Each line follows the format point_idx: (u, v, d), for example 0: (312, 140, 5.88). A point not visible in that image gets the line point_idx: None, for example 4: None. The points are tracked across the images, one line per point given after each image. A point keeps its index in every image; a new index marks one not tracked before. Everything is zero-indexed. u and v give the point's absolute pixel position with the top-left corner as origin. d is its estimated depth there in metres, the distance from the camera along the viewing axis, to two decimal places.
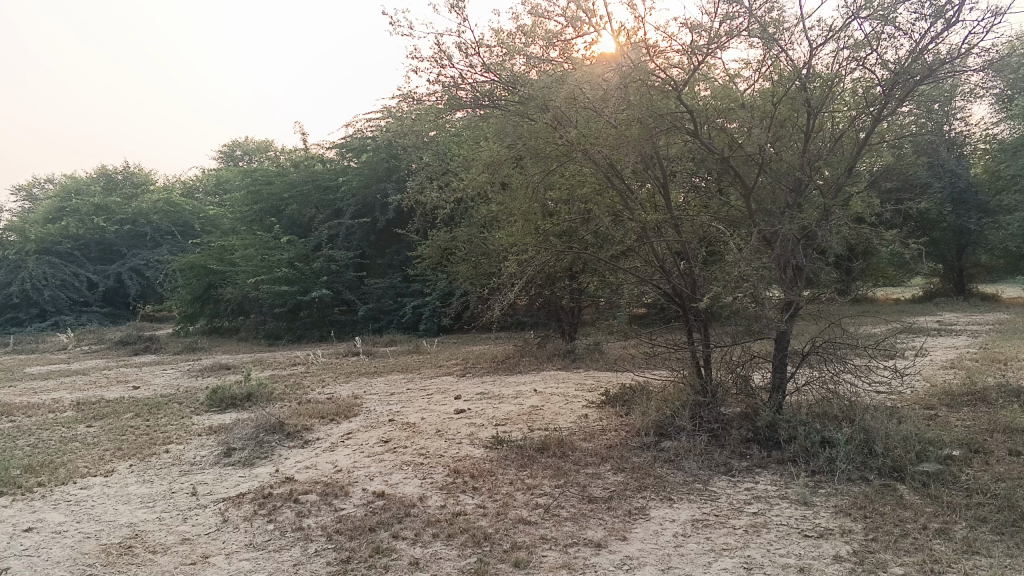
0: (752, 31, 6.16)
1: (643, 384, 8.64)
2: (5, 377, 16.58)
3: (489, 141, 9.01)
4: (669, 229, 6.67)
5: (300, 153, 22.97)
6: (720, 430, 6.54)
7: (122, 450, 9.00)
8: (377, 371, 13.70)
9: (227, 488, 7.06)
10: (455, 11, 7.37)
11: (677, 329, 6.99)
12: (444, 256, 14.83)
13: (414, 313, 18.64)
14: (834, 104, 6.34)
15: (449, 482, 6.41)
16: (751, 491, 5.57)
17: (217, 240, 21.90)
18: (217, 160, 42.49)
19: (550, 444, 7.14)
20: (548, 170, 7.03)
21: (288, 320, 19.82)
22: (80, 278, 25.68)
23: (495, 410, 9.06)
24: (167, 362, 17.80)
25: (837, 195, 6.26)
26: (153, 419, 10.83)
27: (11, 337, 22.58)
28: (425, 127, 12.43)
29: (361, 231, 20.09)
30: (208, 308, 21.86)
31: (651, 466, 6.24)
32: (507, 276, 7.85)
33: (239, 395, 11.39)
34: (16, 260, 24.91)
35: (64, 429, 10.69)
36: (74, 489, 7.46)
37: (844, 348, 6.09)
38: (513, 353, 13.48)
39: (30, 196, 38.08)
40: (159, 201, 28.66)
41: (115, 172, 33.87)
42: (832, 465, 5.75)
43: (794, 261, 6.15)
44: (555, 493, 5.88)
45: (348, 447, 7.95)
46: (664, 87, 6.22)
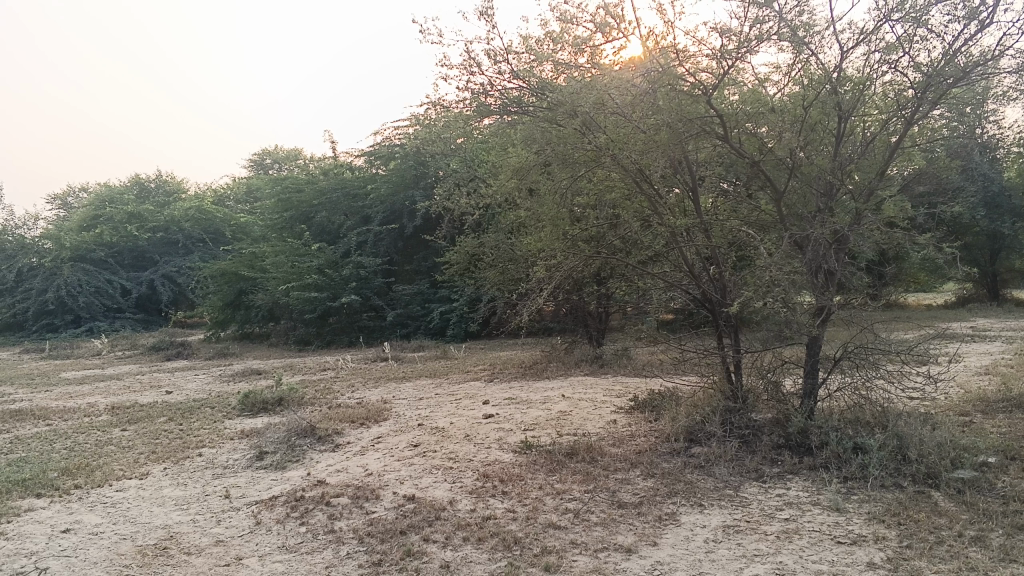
0: (783, 35, 6.16)
1: (672, 390, 8.61)
2: (42, 381, 16.89)
3: (517, 147, 9.04)
4: (698, 234, 6.66)
5: (329, 161, 23.20)
6: (751, 436, 6.50)
7: (156, 453, 9.14)
8: (406, 377, 13.77)
9: (259, 491, 7.14)
10: (484, 18, 7.42)
11: (707, 334, 6.97)
12: (471, 261, 14.88)
13: (442, 319, 18.73)
14: (865, 106, 6.30)
15: (479, 486, 6.44)
16: (782, 498, 5.53)
17: (247, 247, 22.18)
18: (247, 168, 43.04)
19: (579, 449, 7.14)
20: (577, 175, 7.03)
21: (317, 326, 20.01)
22: (114, 285, 26.11)
23: (524, 415, 9.07)
24: (199, 367, 18.03)
25: (869, 198, 6.20)
26: (186, 423, 10.98)
27: (47, 342, 23.01)
28: (454, 134, 12.52)
29: (389, 237, 20.24)
30: (239, 314, 22.12)
31: (681, 472, 6.21)
32: (536, 281, 7.86)
33: (270, 400, 11.52)
34: (52, 267, 25.37)
35: (100, 432, 10.88)
36: (110, 491, 7.59)
37: (876, 353, 6.03)
38: (540, 359, 13.48)
39: (66, 204, 38.78)
40: (190, 209, 29.08)
41: (148, 181, 34.41)
42: (864, 472, 5.69)
43: (825, 265, 6.11)
44: (584, 498, 5.88)
45: (378, 451, 8.01)
46: (693, 91, 6.21)
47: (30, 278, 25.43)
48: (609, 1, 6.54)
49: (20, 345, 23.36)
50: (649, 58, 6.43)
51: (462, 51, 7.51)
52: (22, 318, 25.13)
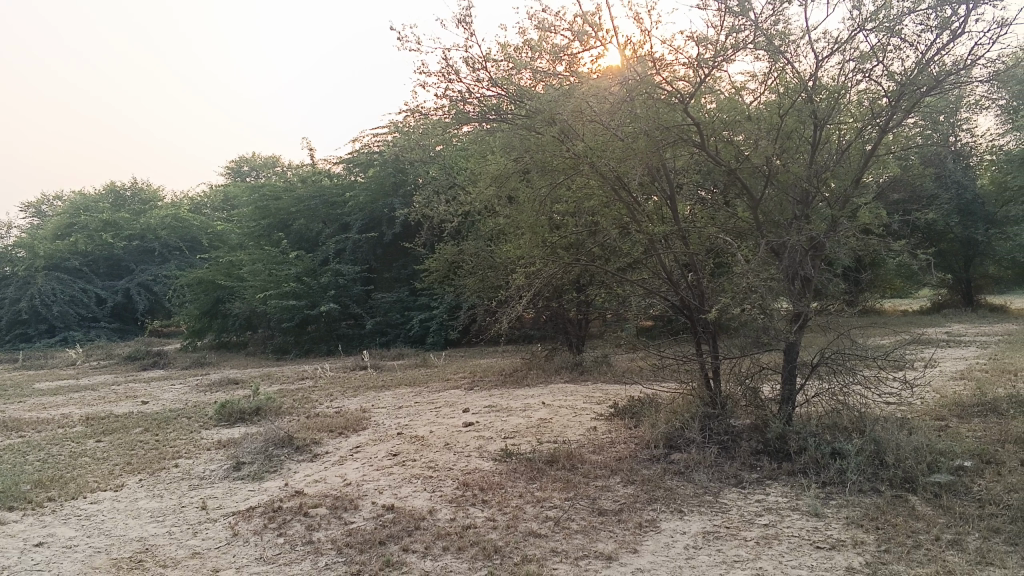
0: (759, 44, 6.21)
1: (652, 397, 8.63)
2: (14, 392, 16.63)
3: (496, 155, 9.03)
4: (677, 241, 6.69)
5: (307, 169, 23.10)
6: (730, 442, 6.52)
7: (131, 464, 9.02)
8: (385, 385, 13.71)
9: (236, 502, 7.06)
10: (462, 26, 7.42)
11: (686, 341, 6.99)
12: (450, 269, 14.85)
13: (421, 327, 18.69)
14: (840, 115, 6.36)
15: (459, 494, 6.41)
16: (761, 503, 5.55)
17: (225, 255, 22.00)
18: (225, 176, 42.76)
19: (559, 457, 7.13)
20: (555, 182, 7.04)
21: (296, 334, 19.89)
22: (88, 294, 25.80)
23: (504, 423, 9.06)
24: (176, 377, 17.84)
25: (844, 206, 6.26)
26: (162, 434, 10.85)
27: (20, 353, 22.67)
28: (433, 142, 12.50)
29: (368, 245, 20.16)
30: (216, 323, 21.93)
31: (661, 478, 6.22)
32: (515, 289, 7.85)
33: (248, 409, 11.41)
34: (25, 277, 25.03)
35: (74, 444, 10.73)
36: (84, 504, 7.48)
37: (853, 359, 6.07)
38: (521, 367, 13.48)
39: (39, 212, 38.29)
40: (166, 217, 28.81)
41: (123, 189, 34.07)
42: (842, 477, 5.73)
43: (802, 272, 6.15)
44: (564, 506, 5.87)
45: (357, 461, 7.95)
46: (671, 99, 6.24)
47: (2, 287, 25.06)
48: (587, 11, 6.56)
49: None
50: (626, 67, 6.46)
51: (440, 59, 7.51)
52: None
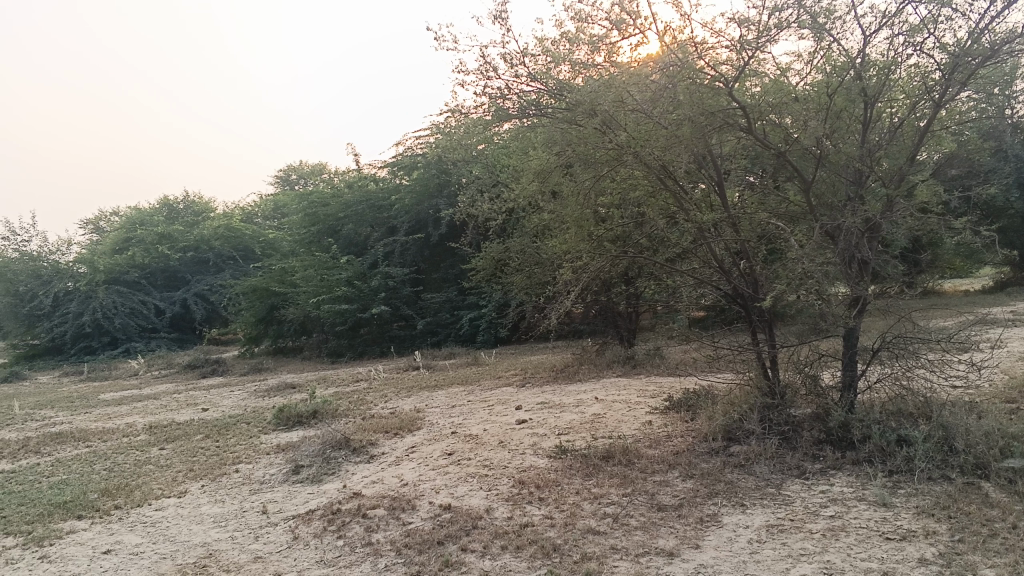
0: (803, 22, 6.04)
1: (707, 388, 8.48)
2: (81, 404, 17.12)
3: (538, 150, 8.96)
4: (727, 228, 6.55)
5: (353, 174, 23.33)
6: (791, 432, 6.35)
7: (194, 471, 9.20)
8: (438, 385, 13.75)
9: (296, 506, 7.13)
10: (499, 22, 7.39)
11: (741, 330, 6.84)
12: (497, 267, 14.83)
13: (471, 326, 18.73)
14: (891, 91, 6.14)
15: (515, 493, 6.37)
16: (826, 494, 5.39)
17: (276, 262, 22.35)
18: (274, 185, 43.47)
19: (615, 452, 7.04)
20: (600, 175, 6.94)
21: (349, 337, 20.12)
22: (148, 306, 26.45)
23: (557, 419, 9.00)
24: (234, 383, 18.16)
25: (900, 184, 6.05)
26: (222, 440, 11.03)
27: (85, 365, 23.34)
28: (475, 141, 12.49)
29: (415, 247, 20.28)
30: (272, 330, 22.30)
31: (721, 471, 6.09)
32: (563, 284, 7.78)
33: (304, 413, 11.55)
34: (87, 291, 25.75)
35: (138, 452, 10.99)
36: (149, 511, 7.64)
37: (916, 342, 5.86)
38: (572, 362, 13.40)
39: (98, 229, 39.45)
40: (219, 228, 29.40)
41: (176, 202, 34.87)
42: (910, 465, 5.53)
43: (859, 255, 5.96)
44: (623, 502, 5.79)
45: (412, 461, 7.97)
46: (714, 84, 6.11)
47: (66, 302, 25.83)
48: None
49: (59, 369, 23.73)
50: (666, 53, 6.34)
51: (478, 57, 7.48)
52: (60, 342, 25.54)
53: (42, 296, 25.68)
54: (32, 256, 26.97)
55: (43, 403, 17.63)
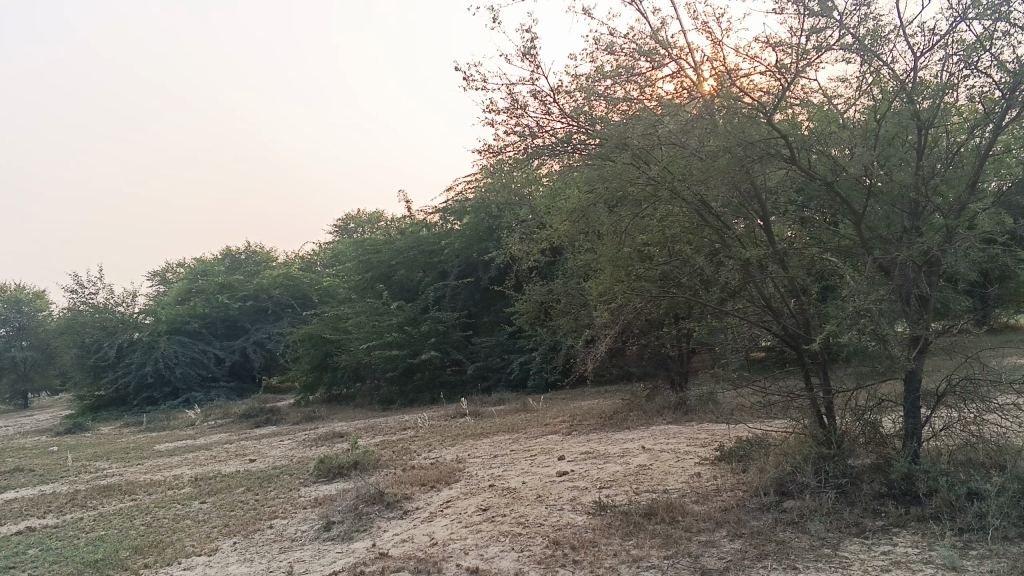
0: (847, 45, 5.67)
1: (760, 437, 7.92)
2: (135, 455, 17.22)
3: (575, 189, 8.65)
4: (773, 266, 6.11)
5: (405, 220, 23.37)
6: (849, 485, 5.77)
7: (229, 527, 8.97)
8: (484, 433, 13.39)
9: (323, 566, 6.82)
10: (526, 59, 7.13)
11: (793, 374, 6.34)
12: (543, 310, 14.48)
13: (522, 370, 18.35)
14: (946, 115, 5.69)
15: (548, 554, 5.96)
16: (888, 556, 4.85)
17: (330, 309, 22.42)
18: (333, 233, 44.03)
19: (658, 508, 6.57)
20: (636, 212, 6.59)
21: (401, 384, 19.94)
22: (207, 355, 26.78)
23: (600, 470, 8.56)
24: (285, 432, 18.11)
25: (960, 214, 5.55)
26: (263, 493, 10.86)
27: (145, 416, 23.63)
28: (518, 184, 12.27)
29: (466, 291, 20.10)
30: (325, 377, 22.25)
31: (772, 530, 5.58)
32: (601, 327, 7.38)
33: (346, 464, 11.29)
34: (149, 342, 26.22)
35: (179, 506, 10.86)
36: (178, 570, 7.43)
37: (985, 385, 5.29)
38: (622, 408, 12.93)
39: (165, 280, 40.47)
40: (278, 277, 29.83)
41: (238, 252, 35.58)
42: (983, 522, 4.96)
43: (917, 291, 5.47)
44: (663, 565, 5.32)
45: (446, 517, 7.61)
46: (751, 112, 5.75)
47: (129, 353, 26.29)
48: (653, 29, 6.17)
49: (120, 419, 24.06)
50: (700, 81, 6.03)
51: (506, 95, 7.22)
52: (123, 393, 25.95)
53: (106, 347, 26.21)
54: (101, 307, 27.22)
55: (99, 454, 17.79)
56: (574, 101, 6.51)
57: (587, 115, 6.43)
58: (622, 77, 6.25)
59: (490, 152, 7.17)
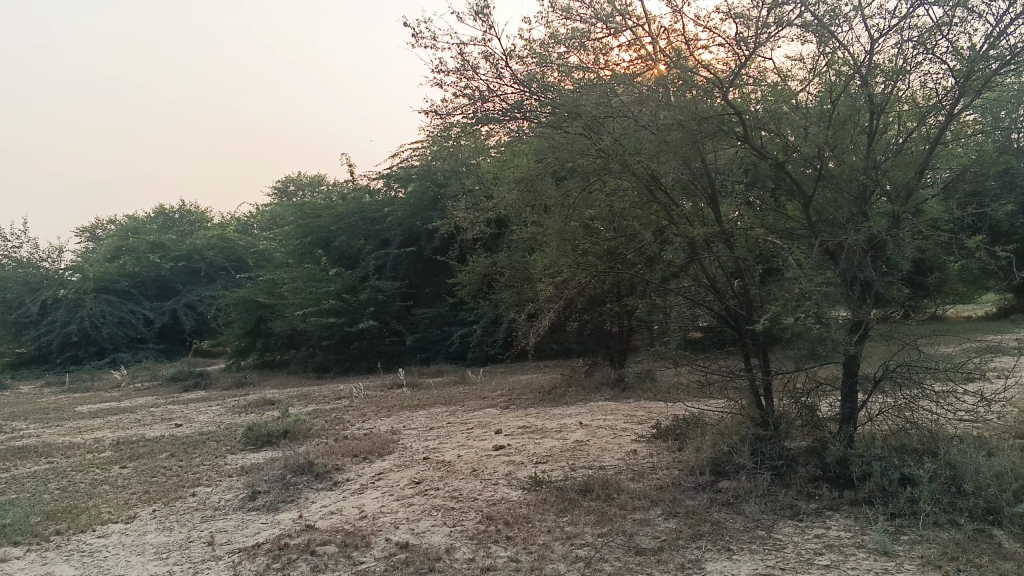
0: (805, 22, 5.54)
1: (697, 416, 7.88)
2: (54, 416, 16.50)
3: (523, 158, 8.43)
4: (719, 244, 6.00)
5: (348, 186, 22.83)
6: (785, 467, 5.73)
7: (149, 493, 8.58)
8: (421, 404, 13.16)
9: (246, 537, 6.53)
10: (480, 19, 6.84)
11: (733, 354, 6.27)
12: (486, 282, 14.27)
13: (461, 342, 18.13)
14: (898, 101, 5.62)
15: (481, 530, 5.80)
16: (822, 539, 4.79)
17: (267, 273, 21.81)
18: (273, 196, 42.92)
19: (594, 485, 6.46)
20: (584, 185, 6.39)
21: (337, 352, 19.55)
22: (136, 316, 25.88)
23: (536, 445, 8.43)
24: (214, 398, 17.57)
25: (908, 200, 5.49)
26: (188, 459, 10.46)
27: (68, 375, 22.72)
28: (465, 152, 11.98)
29: (408, 260, 19.72)
30: (259, 342, 21.70)
31: (707, 510, 5.49)
32: (545, 301, 7.20)
33: (276, 432, 10.97)
34: (75, 300, 25.17)
35: (98, 471, 10.38)
36: (91, 538, 7.04)
37: (922, 371, 5.26)
38: (560, 384, 12.84)
39: (94, 237, 38.94)
40: (213, 238, 28.91)
41: (173, 211, 34.38)
42: (914, 507, 4.94)
43: (861, 275, 5.41)
44: (597, 543, 5.20)
45: (377, 490, 7.39)
46: (706, 86, 5.59)
47: (52, 310, 25.20)
48: None
49: (41, 379, 23.09)
50: (655, 60, 5.81)
51: (457, 56, 6.92)
52: (45, 351, 24.91)
53: (28, 304, 25.09)
54: (24, 262, 26.01)
55: (15, 414, 17.00)
56: (526, 67, 6.25)
57: (540, 81, 6.18)
58: (576, 44, 6.01)
59: (437, 115, 6.87)
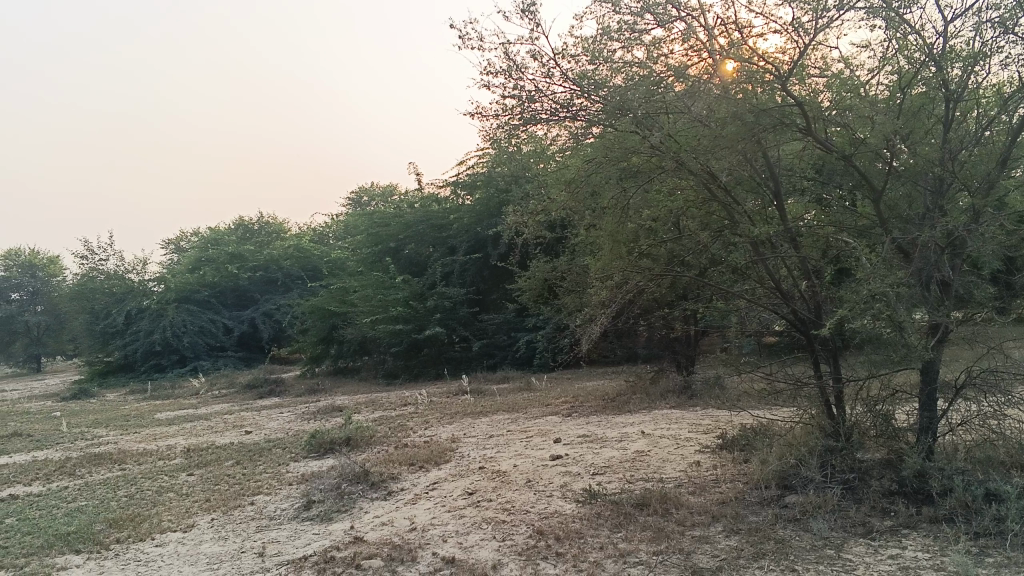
0: (871, 6, 5.14)
1: (765, 426, 7.49)
2: (133, 423, 16.94)
3: (578, 160, 8.19)
4: (785, 245, 5.63)
5: (416, 194, 22.91)
6: (857, 482, 5.32)
7: (210, 502, 8.61)
8: (484, 411, 13.03)
9: (297, 548, 6.44)
10: (526, 16, 6.64)
11: (801, 360, 5.87)
12: (550, 287, 14.07)
13: (529, 348, 17.96)
14: (976, 88, 5.17)
15: (530, 545, 5.57)
16: (896, 561, 4.37)
17: (338, 282, 22.07)
18: (348, 206, 43.60)
19: (652, 499, 6.16)
20: (640, 186, 6.08)
21: (406, 359, 19.62)
22: (215, 324, 26.54)
23: (596, 456, 8.16)
24: (286, 404, 17.80)
25: (990, 193, 5.02)
26: (252, 467, 10.53)
27: (150, 383, 23.41)
28: (526, 155, 11.75)
29: (475, 267, 19.64)
30: (331, 349, 21.96)
31: (771, 527, 5.13)
32: (600, 306, 6.93)
33: (338, 439, 10.98)
34: (157, 310, 25.96)
35: (167, 478, 10.55)
36: (150, 547, 7.05)
37: (1010, 377, 4.77)
38: (626, 391, 12.51)
39: (179, 248, 40.20)
40: (289, 248, 29.48)
41: (251, 223, 35.26)
42: (1001, 526, 4.47)
43: (938, 275, 4.97)
44: (651, 562, 4.91)
45: (430, 500, 7.25)
46: (764, 78, 5.26)
47: (136, 320, 26.07)
48: None
49: (125, 386, 23.86)
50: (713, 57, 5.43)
51: (504, 56, 6.72)
52: (131, 360, 25.73)
53: (114, 314, 26.00)
54: (111, 274, 27.05)
55: (98, 421, 17.57)
56: (578, 65, 5.87)
57: (592, 78, 5.77)
58: (626, 38, 5.70)
59: (485, 118, 6.66)
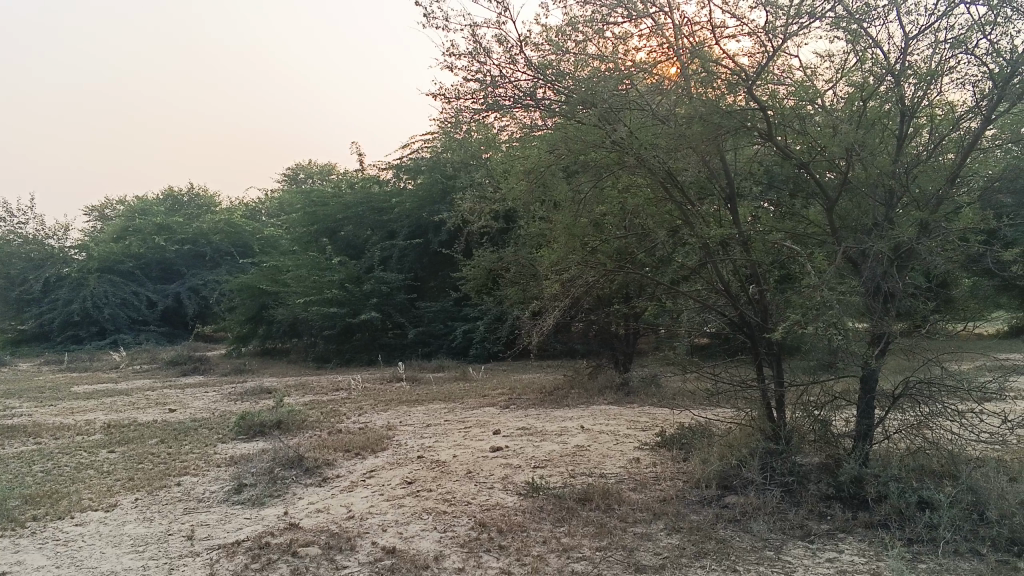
0: (837, 17, 5.16)
1: (704, 426, 7.54)
2: (49, 395, 16.21)
3: (533, 151, 8.09)
4: (737, 247, 5.63)
5: (357, 175, 22.45)
6: (795, 484, 5.35)
7: (133, 481, 8.23)
8: (419, 399, 12.86)
9: (228, 532, 6.20)
10: (494, 1, 6.51)
11: (745, 363, 5.89)
12: (492, 278, 13.97)
13: (465, 338, 17.82)
14: (929, 106, 5.26)
15: (472, 538, 5.47)
16: (834, 564, 4.41)
17: (271, 260, 21.49)
18: (283, 184, 42.53)
19: (594, 494, 6.13)
20: (596, 182, 6.00)
21: (338, 343, 19.23)
22: (139, 297, 25.57)
23: (535, 449, 8.10)
24: (212, 383, 17.28)
25: (938, 208, 5.10)
26: (177, 446, 10.14)
27: (67, 354, 22.44)
28: (475, 143, 11.57)
29: (413, 252, 19.35)
30: (261, 329, 21.42)
31: (712, 526, 5.13)
32: (549, 299, 6.85)
33: (268, 422, 10.67)
34: (78, 279, 24.89)
35: (85, 454, 10.08)
36: (68, 526, 6.70)
37: (942, 390, 4.83)
38: (562, 385, 12.50)
39: (103, 217, 38.59)
40: (220, 222, 28.55)
41: (181, 194, 34.08)
42: (933, 534, 4.56)
43: (884, 286, 5.02)
44: (595, 558, 4.86)
45: (367, 488, 7.09)
46: (729, 80, 5.24)
47: (55, 289, 24.95)
48: None
49: (40, 357, 22.81)
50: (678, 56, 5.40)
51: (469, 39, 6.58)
52: (47, 329, 24.61)
53: (31, 280, 24.83)
54: (30, 238, 25.81)
55: (11, 391, 16.75)
56: (542, 54, 5.76)
57: (555, 69, 5.68)
58: (594, 31, 5.61)
59: (446, 101, 6.50)
